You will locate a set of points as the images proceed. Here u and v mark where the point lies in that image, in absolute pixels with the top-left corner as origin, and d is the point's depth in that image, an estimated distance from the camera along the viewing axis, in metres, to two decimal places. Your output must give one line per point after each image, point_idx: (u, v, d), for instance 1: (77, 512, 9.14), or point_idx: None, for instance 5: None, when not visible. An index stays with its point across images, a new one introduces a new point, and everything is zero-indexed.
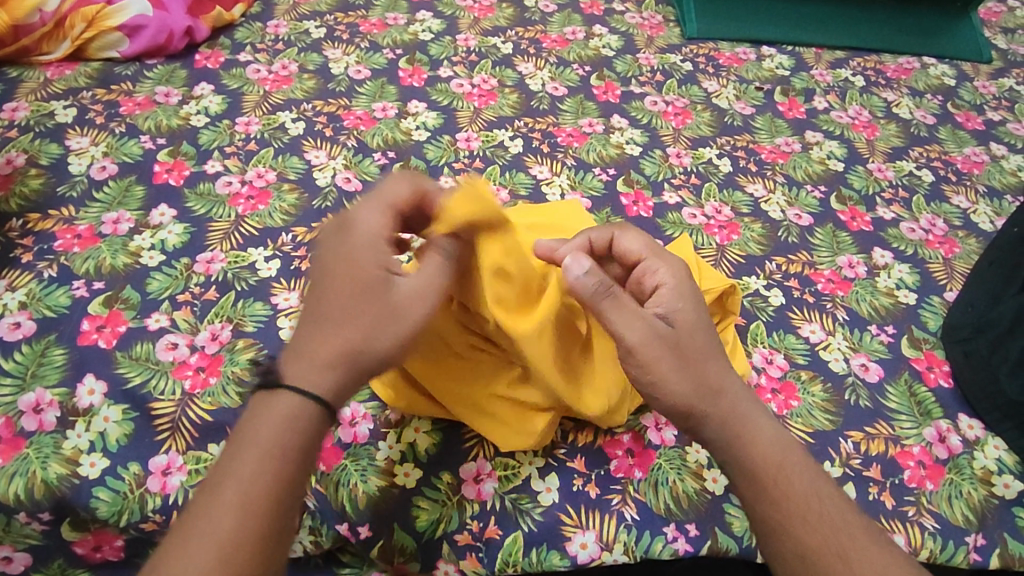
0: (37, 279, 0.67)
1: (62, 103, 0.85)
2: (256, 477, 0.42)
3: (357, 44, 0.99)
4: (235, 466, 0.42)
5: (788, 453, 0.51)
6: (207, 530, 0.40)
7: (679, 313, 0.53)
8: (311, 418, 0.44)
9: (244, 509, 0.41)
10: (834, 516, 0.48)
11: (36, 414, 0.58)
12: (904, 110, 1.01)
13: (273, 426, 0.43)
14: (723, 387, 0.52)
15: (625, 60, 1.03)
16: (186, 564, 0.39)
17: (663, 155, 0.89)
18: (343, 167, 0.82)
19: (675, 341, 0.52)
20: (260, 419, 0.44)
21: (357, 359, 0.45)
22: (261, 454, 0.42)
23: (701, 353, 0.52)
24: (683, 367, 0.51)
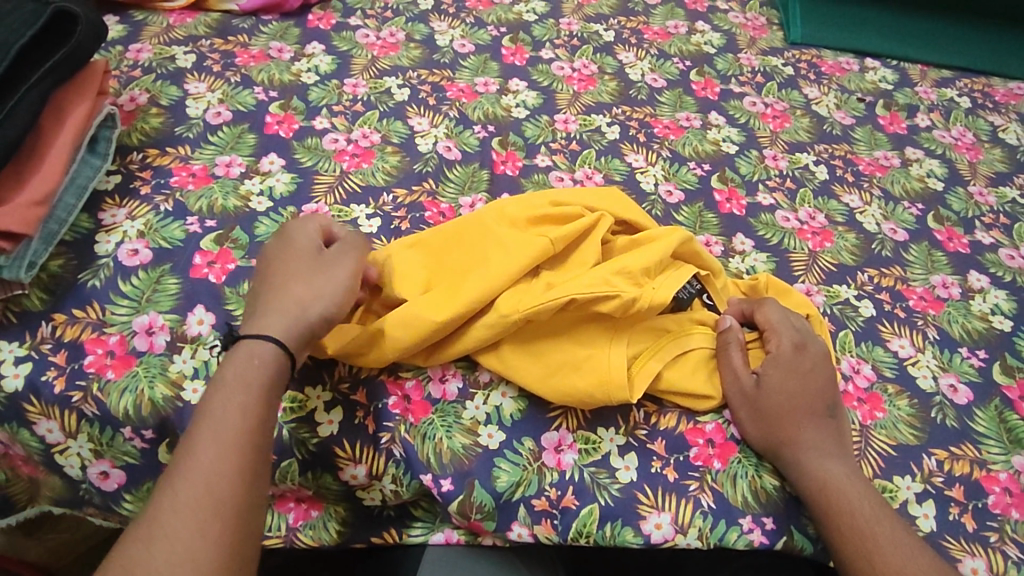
0: (154, 211, 0.71)
1: (182, 49, 0.89)
2: (229, 409, 0.49)
3: (462, 19, 1.01)
4: (214, 402, 0.49)
5: (849, 492, 0.55)
6: (189, 460, 0.46)
7: (771, 377, 0.60)
8: (269, 359, 0.52)
9: (218, 438, 0.47)
10: (886, 548, 0.52)
11: (148, 335, 0.62)
12: (1011, 135, 0.99)
13: (239, 366, 0.51)
14: (794, 439, 0.58)
15: (726, 59, 1.03)
16: (175, 491, 0.45)
17: (759, 156, 0.88)
18: (444, 136, 0.84)
19: (756, 401, 0.59)
20: (231, 362, 0.51)
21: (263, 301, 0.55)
22: (236, 391, 0.50)
23: (786, 411, 0.58)
24: (759, 418, 0.59)
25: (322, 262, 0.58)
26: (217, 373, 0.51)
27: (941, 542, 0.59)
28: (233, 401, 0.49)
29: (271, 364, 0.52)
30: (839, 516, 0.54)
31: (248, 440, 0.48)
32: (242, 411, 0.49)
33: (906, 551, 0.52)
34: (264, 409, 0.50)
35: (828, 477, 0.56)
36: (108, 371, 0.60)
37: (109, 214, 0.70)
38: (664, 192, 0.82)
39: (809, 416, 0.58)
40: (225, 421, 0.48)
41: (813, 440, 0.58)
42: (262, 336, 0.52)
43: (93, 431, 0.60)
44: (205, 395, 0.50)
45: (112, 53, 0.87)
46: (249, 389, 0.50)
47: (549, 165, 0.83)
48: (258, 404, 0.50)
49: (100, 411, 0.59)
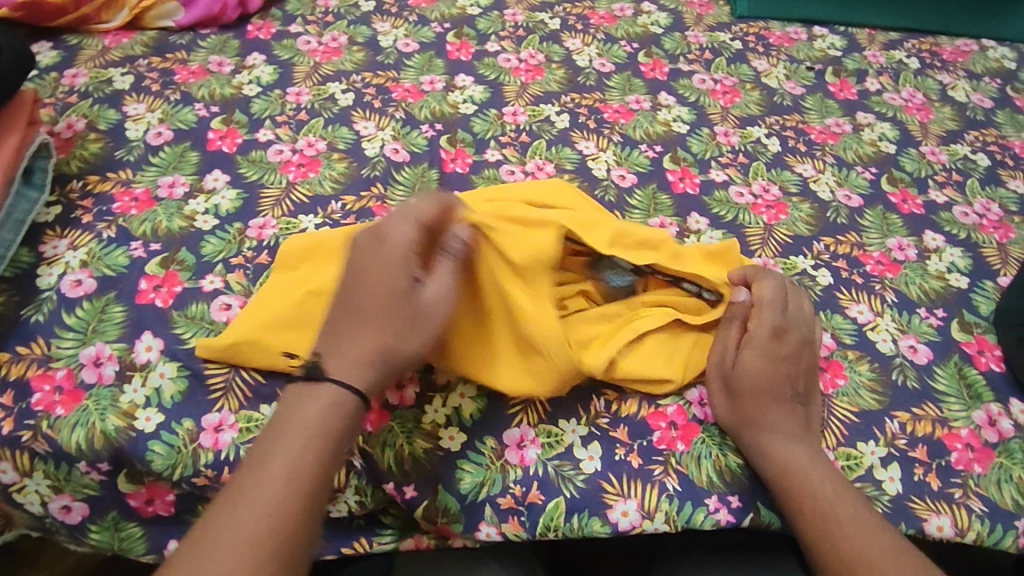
0: (97, 239, 0.70)
1: (119, 71, 0.87)
2: (303, 453, 0.47)
3: (405, 18, 0.99)
4: (283, 442, 0.47)
5: (811, 475, 0.55)
6: (254, 496, 0.45)
7: (745, 360, 0.58)
8: (347, 408, 0.50)
9: (291, 480, 0.46)
10: (847, 530, 0.52)
11: (96, 367, 0.61)
12: (961, 93, 0.99)
13: (313, 407, 0.49)
14: (758, 422, 0.57)
15: (673, 38, 1.02)
16: (236, 525, 0.44)
17: (711, 133, 0.88)
18: (391, 138, 0.83)
19: (728, 382, 0.59)
20: (307, 404, 0.49)
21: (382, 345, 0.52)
22: (306, 438, 0.47)
23: (752, 393, 0.58)
24: (729, 397, 0.59)
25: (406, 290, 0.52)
26: (279, 413, 0.49)
27: (907, 503, 0.59)
28: (293, 449, 0.47)
29: (349, 417, 0.50)
30: (800, 497, 0.54)
31: (311, 477, 0.47)
32: (305, 451, 0.47)
33: (866, 530, 0.52)
34: (333, 448, 0.48)
35: (792, 460, 0.56)
36: (58, 407, 0.59)
37: (50, 246, 0.69)
38: (616, 177, 0.82)
39: (779, 397, 0.58)
40: (283, 465, 0.46)
41: (781, 423, 0.57)
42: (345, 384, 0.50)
43: (48, 468, 0.59)
44: (268, 431, 0.49)
45: (47, 80, 0.85)
46: (315, 440, 0.48)
47: (499, 159, 0.82)
48: (328, 448, 0.48)
49: (52, 447, 0.58)
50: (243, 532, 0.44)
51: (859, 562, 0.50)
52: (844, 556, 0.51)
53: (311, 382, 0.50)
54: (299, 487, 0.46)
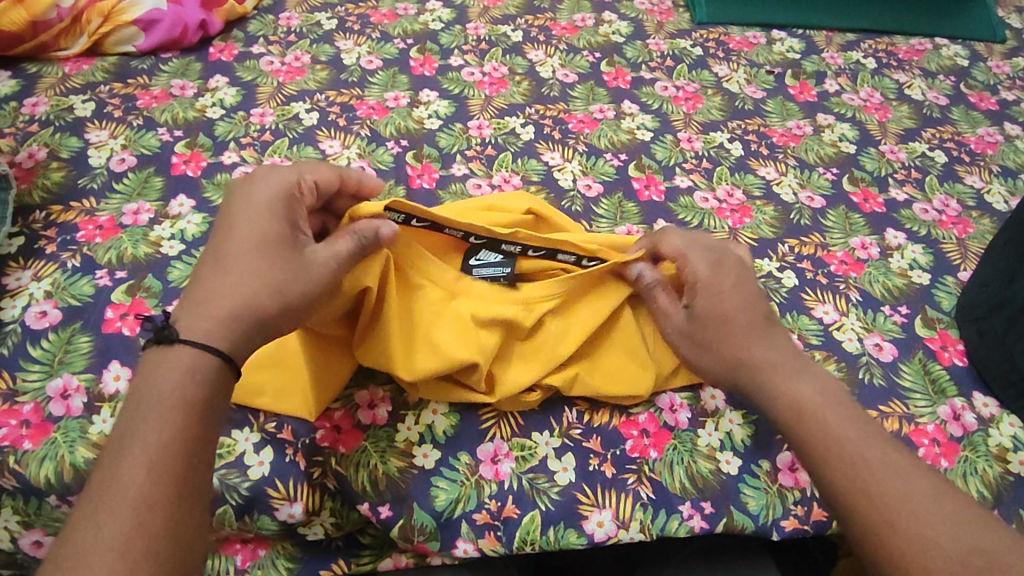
0: (61, 269, 0.69)
1: (80, 98, 0.86)
2: (162, 423, 0.45)
3: (368, 35, 1.00)
4: (142, 416, 0.45)
5: (819, 406, 0.54)
6: (119, 478, 0.43)
7: (704, 305, 0.59)
8: (209, 371, 0.48)
9: (150, 455, 0.44)
10: (860, 460, 0.50)
11: (64, 399, 0.60)
12: (917, 91, 1.01)
13: (175, 376, 0.47)
14: (742, 360, 0.57)
15: (635, 46, 1.03)
16: (102, 512, 0.42)
17: (675, 140, 0.89)
18: (357, 156, 0.83)
19: (694, 335, 0.59)
20: (162, 372, 0.47)
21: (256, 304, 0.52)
22: (167, 408, 0.46)
23: (722, 334, 0.58)
24: (701, 348, 0.59)
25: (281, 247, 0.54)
26: (134, 388, 0.47)
27: None
28: (156, 419, 0.45)
29: (212, 378, 0.48)
30: (810, 431, 0.53)
31: (180, 447, 0.45)
32: (176, 421, 0.45)
33: (865, 450, 0.51)
34: (197, 416, 0.47)
35: (784, 392, 0.55)
36: (24, 442, 0.58)
37: (13, 278, 0.68)
38: (583, 187, 0.82)
39: (746, 331, 0.58)
40: (147, 437, 0.44)
41: (767, 358, 0.57)
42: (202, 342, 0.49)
43: (18, 504, 0.58)
44: (131, 407, 0.46)
45: (6, 109, 0.84)
46: (186, 407, 0.46)
47: (466, 173, 0.83)
48: (192, 416, 0.46)
49: (20, 483, 0.57)
50: (115, 513, 0.42)
51: (864, 495, 0.49)
52: (856, 489, 0.49)
53: (167, 343, 0.48)
54: (166, 459, 0.44)
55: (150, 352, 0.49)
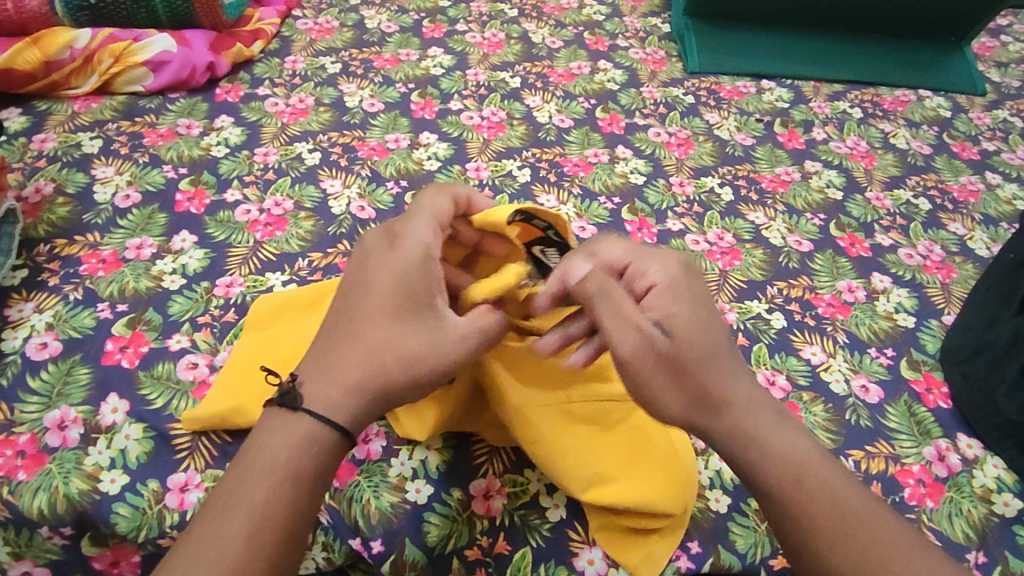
0: (63, 301, 0.70)
1: (88, 135, 0.89)
2: (269, 499, 0.45)
3: (371, 79, 1.03)
4: (250, 485, 0.45)
5: (811, 452, 0.51)
6: (217, 553, 0.43)
7: (677, 317, 0.52)
8: (328, 447, 0.48)
9: (252, 537, 0.44)
10: (865, 518, 0.48)
11: (61, 430, 0.61)
12: (901, 140, 1.04)
13: (288, 450, 0.47)
14: (726, 398, 0.51)
15: (629, 94, 1.06)
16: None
17: (667, 184, 0.92)
18: (357, 195, 0.85)
19: (674, 356, 0.51)
20: (276, 439, 0.47)
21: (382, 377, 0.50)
22: (277, 481, 0.46)
23: (703, 354, 0.51)
24: (677, 372, 0.50)
25: (411, 305, 0.51)
26: (249, 448, 0.48)
27: None
28: (263, 487, 0.45)
29: (332, 453, 0.48)
30: (813, 487, 0.49)
31: (284, 529, 0.45)
32: (286, 501, 0.45)
33: (846, 500, 0.49)
34: (305, 496, 0.46)
35: (761, 443, 0.51)
36: (20, 472, 0.59)
37: (16, 310, 0.69)
38: (576, 228, 0.84)
39: (723, 355, 0.52)
40: (253, 509, 0.45)
41: (742, 396, 0.52)
42: (321, 418, 0.48)
43: (9, 534, 0.59)
44: (240, 466, 0.47)
45: (15, 145, 0.86)
46: (300, 480, 0.46)
47: None
48: (301, 496, 0.46)
49: (14, 513, 0.58)
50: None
51: (882, 564, 0.46)
52: (869, 553, 0.47)
53: (289, 406, 0.49)
54: (267, 538, 0.44)
55: (272, 410, 0.49)
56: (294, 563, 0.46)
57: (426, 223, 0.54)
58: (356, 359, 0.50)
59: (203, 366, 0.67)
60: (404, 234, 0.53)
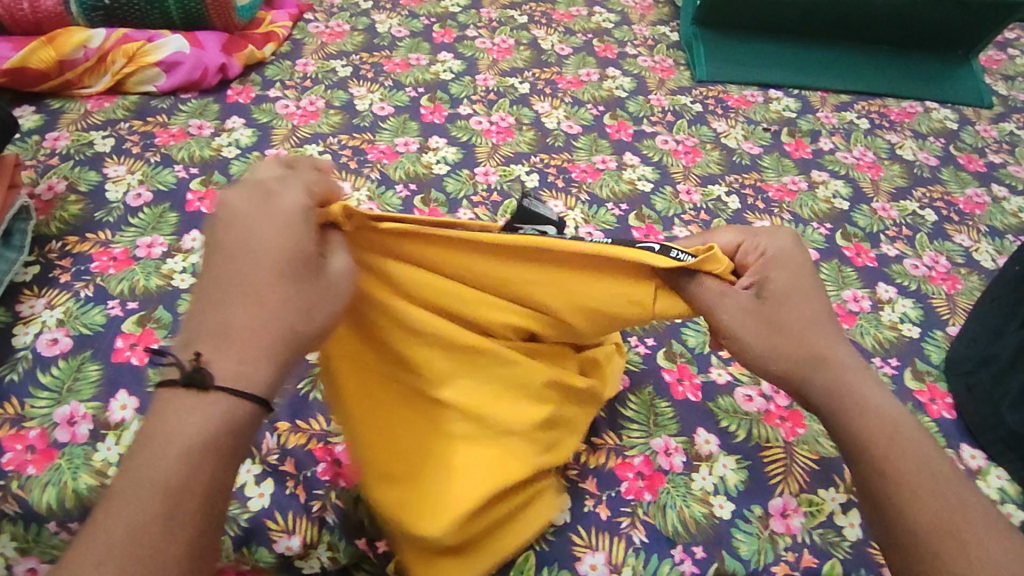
0: (74, 298, 0.71)
1: (101, 134, 0.89)
2: (183, 478, 0.39)
3: (381, 82, 1.04)
4: (159, 463, 0.39)
5: (898, 422, 0.51)
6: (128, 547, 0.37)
7: (773, 283, 0.53)
8: (242, 418, 0.42)
9: (166, 522, 0.38)
10: (950, 495, 0.47)
11: (70, 426, 0.62)
12: (908, 151, 1.05)
13: (198, 422, 0.40)
14: (820, 357, 0.52)
15: (637, 101, 1.07)
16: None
17: (673, 192, 0.92)
18: (366, 198, 0.86)
19: (766, 316, 0.53)
20: (183, 413, 0.40)
21: (290, 339, 0.44)
22: (187, 458, 0.39)
23: (800, 325, 0.53)
24: (773, 329, 0.53)
25: (311, 265, 0.45)
26: (148, 421, 0.41)
27: (866, 549, 0.60)
28: (170, 466, 0.39)
29: (245, 421, 0.42)
30: (892, 457, 0.49)
31: (201, 507, 0.39)
32: (196, 477, 0.39)
33: (933, 475, 0.48)
34: (220, 472, 0.40)
35: (867, 397, 0.51)
36: (29, 467, 0.59)
37: (27, 306, 0.70)
38: (584, 234, 0.85)
39: (817, 323, 0.53)
40: (161, 486, 0.38)
41: (851, 364, 0.53)
42: (240, 392, 0.41)
43: (16, 530, 0.58)
44: (146, 443, 0.40)
45: (29, 143, 0.87)
46: (210, 455, 0.40)
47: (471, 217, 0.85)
48: (218, 470, 0.40)
49: (22, 508, 0.58)
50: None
51: (951, 536, 0.45)
52: (938, 526, 0.46)
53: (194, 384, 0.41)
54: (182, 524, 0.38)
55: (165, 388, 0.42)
56: (215, 541, 0.40)
57: (298, 184, 0.47)
58: (253, 322, 0.43)
59: None
60: (278, 190, 0.46)
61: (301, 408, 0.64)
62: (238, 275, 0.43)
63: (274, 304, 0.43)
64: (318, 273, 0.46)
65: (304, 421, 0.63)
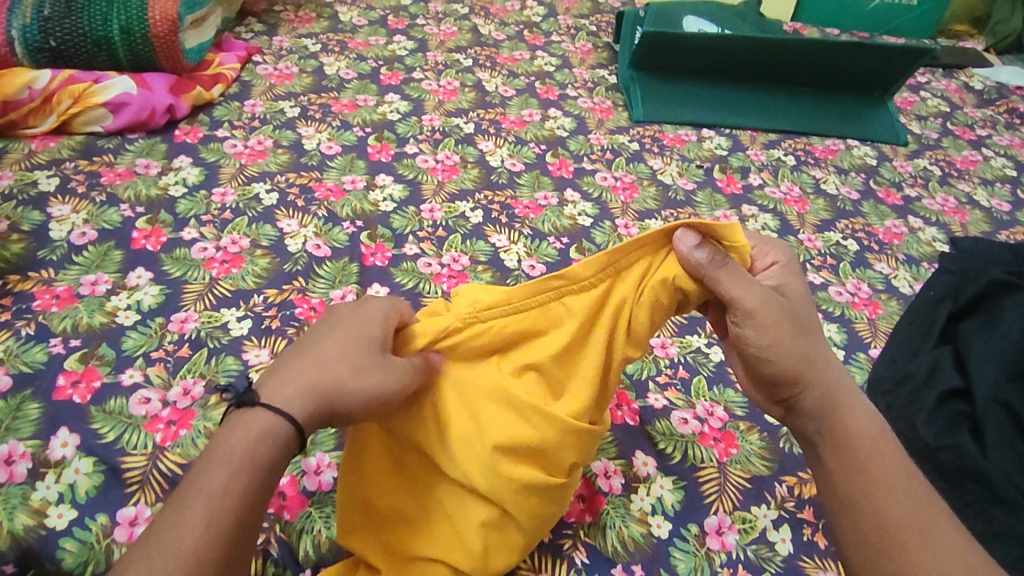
0: (15, 337, 0.70)
1: (45, 174, 0.89)
2: (224, 492, 0.44)
3: (329, 123, 1.06)
4: (208, 475, 0.45)
5: (880, 440, 0.56)
6: (173, 542, 0.42)
7: (791, 287, 0.60)
8: (283, 439, 0.47)
9: (209, 528, 0.43)
10: (921, 509, 0.51)
11: (8, 465, 0.61)
12: (831, 186, 1.11)
13: (246, 443, 0.46)
14: (820, 362, 0.58)
15: (578, 140, 1.12)
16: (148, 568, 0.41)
17: (612, 226, 0.96)
18: (313, 235, 0.88)
19: (792, 313, 0.58)
20: (235, 434, 0.46)
21: (322, 393, 0.49)
22: (230, 473, 0.45)
23: (797, 325, 0.58)
24: (799, 333, 0.57)
25: (373, 346, 0.53)
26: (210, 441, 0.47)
27: (797, 562, 0.63)
28: (221, 480, 0.44)
29: (283, 445, 0.47)
30: (868, 463, 0.54)
31: (240, 520, 0.44)
32: (241, 496, 0.45)
33: (907, 491, 0.52)
34: (257, 491, 0.46)
35: (849, 409, 0.57)
36: None
37: None
38: (526, 267, 0.88)
39: (807, 332, 0.58)
40: (204, 494, 0.44)
41: (836, 378, 0.58)
42: (279, 411, 0.48)
43: None
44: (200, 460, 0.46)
45: None
46: (253, 471, 0.46)
47: (417, 252, 0.88)
48: (257, 490, 0.46)
49: None
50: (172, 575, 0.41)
51: (890, 533, 0.50)
52: (888, 524, 0.51)
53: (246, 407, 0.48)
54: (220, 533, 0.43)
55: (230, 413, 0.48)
56: (243, 561, 0.45)
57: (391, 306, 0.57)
58: (309, 370, 0.50)
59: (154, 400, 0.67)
60: (368, 305, 0.56)
61: None
62: (316, 344, 0.52)
63: (327, 366, 0.50)
64: (371, 349, 0.52)
65: None
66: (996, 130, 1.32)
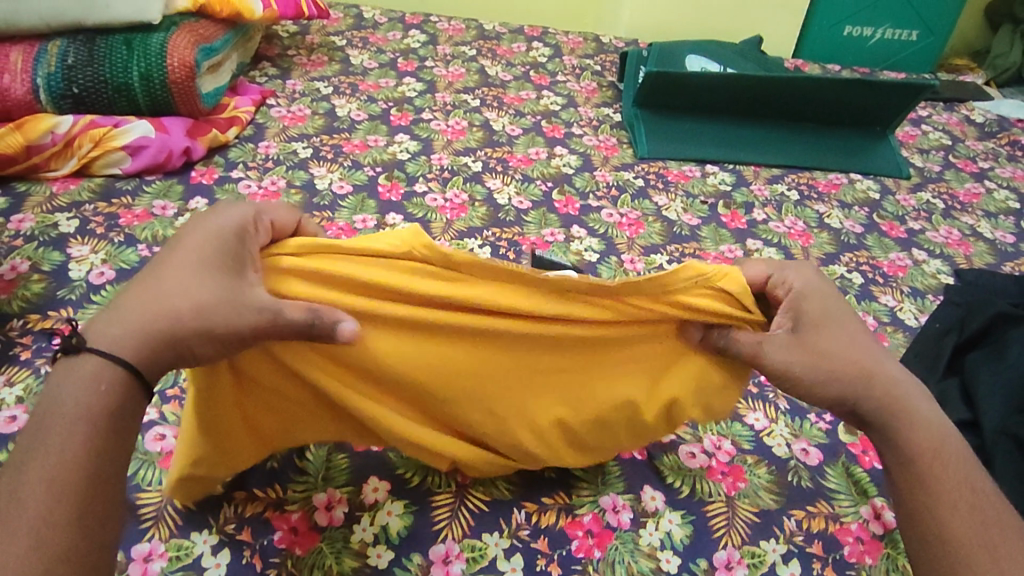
0: (34, 374, 0.72)
1: (65, 215, 0.92)
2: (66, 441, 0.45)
3: (340, 163, 1.09)
4: (44, 430, 0.45)
5: (948, 451, 0.55)
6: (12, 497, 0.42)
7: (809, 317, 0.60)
8: (115, 379, 0.48)
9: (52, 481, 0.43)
10: (985, 516, 0.51)
11: None
12: (835, 220, 1.13)
13: (76, 388, 0.47)
14: (875, 378, 0.58)
15: (584, 177, 1.14)
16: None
17: (618, 261, 0.98)
18: None
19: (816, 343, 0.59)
20: (64, 383, 0.47)
21: (158, 319, 0.50)
22: (69, 421, 0.45)
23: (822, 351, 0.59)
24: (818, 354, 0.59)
25: (205, 259, 0.52)
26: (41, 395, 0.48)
27: None
28: (60, 433, 0.45)
29: (120, 385, 0.48)
30: (930, 473, 0.54)
31: (80, 460, 0.44)
32: (80, 441, 0.45)
33: (967, 499, 0.52)
34: (99, 433, 0.46)
35: (912, 421, 0.57)
36: None
37: None
38: None
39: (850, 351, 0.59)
40: (40, 445, 0.44)
41: (899, 390, 0.58)
42: (107, 353, 0.48)
43: None
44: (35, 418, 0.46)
45: None
46: (91, 415, 0.46)
47: None
48: (99, 431, 0.46)
49: None
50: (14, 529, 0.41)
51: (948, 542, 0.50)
52: (944, 533, 0.51)
53: (74, 353, 0.48)
54: (64, 480, 0.43)
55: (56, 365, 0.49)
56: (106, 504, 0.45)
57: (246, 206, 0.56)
58: (140, 304, 0.50)
59: (170, 436, 0.69)
60: (218, 212, 0.56)
61: (260, 477, 0.65)
62: (154, 267, 0.52)
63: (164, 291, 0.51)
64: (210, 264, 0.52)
65: (262, 489, 0.65)
66: (998, 162, 1.34)
